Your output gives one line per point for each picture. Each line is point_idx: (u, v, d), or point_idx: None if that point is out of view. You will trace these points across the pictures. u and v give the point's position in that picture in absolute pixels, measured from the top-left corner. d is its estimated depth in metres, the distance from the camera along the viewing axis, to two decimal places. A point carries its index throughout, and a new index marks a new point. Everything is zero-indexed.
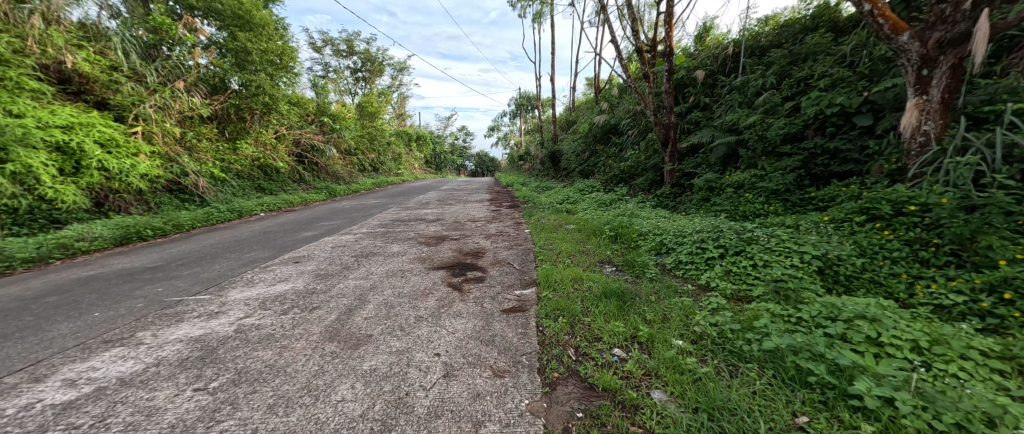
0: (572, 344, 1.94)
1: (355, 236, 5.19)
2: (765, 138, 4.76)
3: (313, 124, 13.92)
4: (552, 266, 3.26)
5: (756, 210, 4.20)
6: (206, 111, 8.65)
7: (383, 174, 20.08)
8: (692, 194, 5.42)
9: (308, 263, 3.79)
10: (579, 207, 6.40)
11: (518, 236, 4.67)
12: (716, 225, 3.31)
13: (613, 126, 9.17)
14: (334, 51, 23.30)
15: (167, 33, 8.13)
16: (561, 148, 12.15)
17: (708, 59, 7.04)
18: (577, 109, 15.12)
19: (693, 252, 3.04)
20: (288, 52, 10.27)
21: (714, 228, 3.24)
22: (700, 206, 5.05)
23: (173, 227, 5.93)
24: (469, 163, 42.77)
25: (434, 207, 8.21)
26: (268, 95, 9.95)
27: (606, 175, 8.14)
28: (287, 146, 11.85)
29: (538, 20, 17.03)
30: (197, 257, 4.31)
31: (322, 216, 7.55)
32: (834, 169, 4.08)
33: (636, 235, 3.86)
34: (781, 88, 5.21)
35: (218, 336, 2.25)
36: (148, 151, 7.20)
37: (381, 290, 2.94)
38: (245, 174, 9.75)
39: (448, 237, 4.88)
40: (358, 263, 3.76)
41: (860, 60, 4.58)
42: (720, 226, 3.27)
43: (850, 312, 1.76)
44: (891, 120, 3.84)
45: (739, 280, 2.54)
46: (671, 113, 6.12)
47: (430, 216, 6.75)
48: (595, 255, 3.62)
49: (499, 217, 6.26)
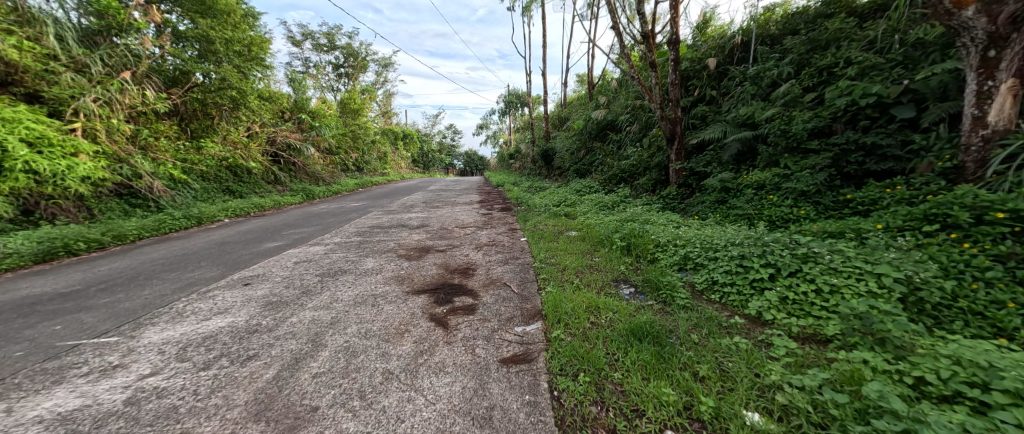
0: (605, 424, 1.36)
1: (326, 247, 4.52)
2: (788, 133, 4.26)
3: (289, 121, 13.05)
4: (559, 289, 2.67)
5: (784, 214, 3.69)
6: (162, 105, 7.84)
7: (367, 174, 19.25)
8: (705, 196, 4.91)
9: (259, 286, 3.11)
10: (578, 210, 5.83)
11: (513, 246, 4.08)
12: (753, 235, 2.76)
13: (610, 123, 8.63)
14: (314, 45, 22.29)
15: (115, 18, 7.23)
16: (554, 146, 11.59)
17: (712, 49, 6.55)
18: (568, 106, 14.60)
19: (731, 271, 2.49)
20: (257, 43, 9.43)
21: (753, 240, 2.69)
22: (715, 209, 4.54)
23: (113, 239, 5.13)
24: (458, 162, 41.98)
25: (419, 210, 7.56)
26: (237, 89, 9.10)
27: (604, 175, 7.61)
28: (260, 145, 10.99)
29: (527, 14, 16.51)
30: (129, 278, 3.56)
31: (294, 222, 6.79)
32: (871, 167, 3.61)
33: (654, 246, 3.30)
34: (800, 78, 4.73)
35: (97, 412, 1.58)
36: (91, 151, 6.33)
37: (343, 327, 2.29)
38: (211, 175, 8.91)
39: (434, 248, 4.24)
40: (321, 285, 3.10)
41: (891, 46, 4.12)
42: (758, 237, 2.73)
43: (1011, 381, 1.22)
44: (939, 111, 3.36)
45: (801, 314, 2.00)
46: (678, 106, 5.60)
47: (414, 221, 6.10)
48: (607, 272, 3.04)
49: (491, 222, 5.66)
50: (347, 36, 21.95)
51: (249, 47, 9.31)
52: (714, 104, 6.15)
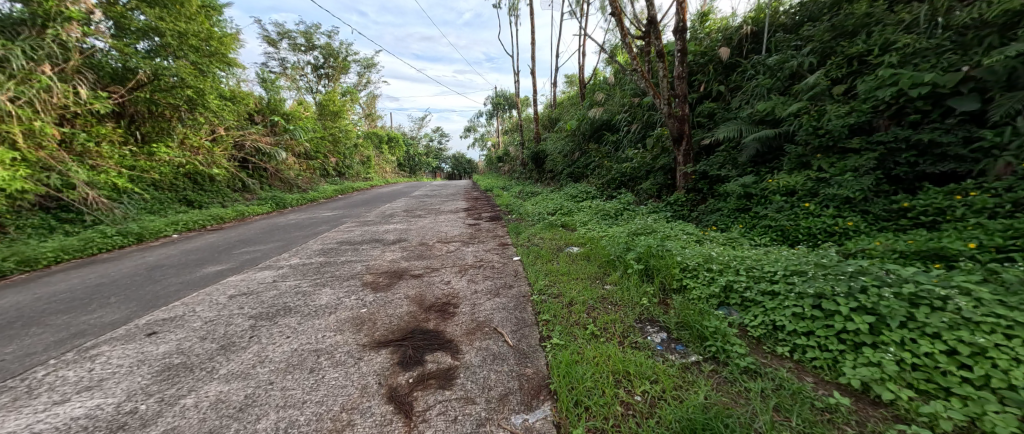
0: None
1: (278, 271, 3.73)
2: (820, 130, 3.71)
3: (260, 124, 12.11)
4: (569, 341, 1.98)
5: (827, 227, 3.10)
6: (100, 105, 6.86)
7: (347, 179, 18.32)
8: (722, 204, 4.33)
9: (165, 338, 2.32)
10: (576, 219, 5.19)
11: (505, 268, 3.41)
12: (822, 262, 2.08)
13: (606, 123, 8.05)
14: (291, 45, 21.24)
15: (41, 5, 6.23)
16: (545, 148, 10.98)
17: (718, 40, 6.02)
18: (558, 107, 14.02)
19: (803, 316, 1.82)
20: (217, 37, 8.52)
21: (824, 268, 2.01)
22: (737, 219, 3.94)
23: (17, 265, 4.21)
24: (445, 165, 41.20)
25: (399, 219, 6.81)
26: (194, 88, 8.17)
27: (602, 179, 7.00)
28: (225, 150, 10.07)
29: (515, 13, 15.93)
30: (2, 324, 2.70)
31: (251, 237, 5.93)
32: (927, 169, 3.06)
33: (681, 271, 2.63)
34: (825, 69, 4.20)
35: None
36: (8, 158, 5.39)
37: (257, 416, 1.54)
38: (164, 184, 7.97)
39: (409, 271, 3.50)
40: (250, 333, 2.32)
41: (935, 30, 3.59)
42: (829, 265, 2.06)
43: None
44: (1012, 102, 2.83)
45: (936, 391, 1.34)
46: (685, 103, 5.02)
47: (391, 235, 5.36)
48: (626, 309, 2.38)
49: (479, 234, 4.98)
50: (326, 36, 21.04)
51: (208, 42, 8.40)
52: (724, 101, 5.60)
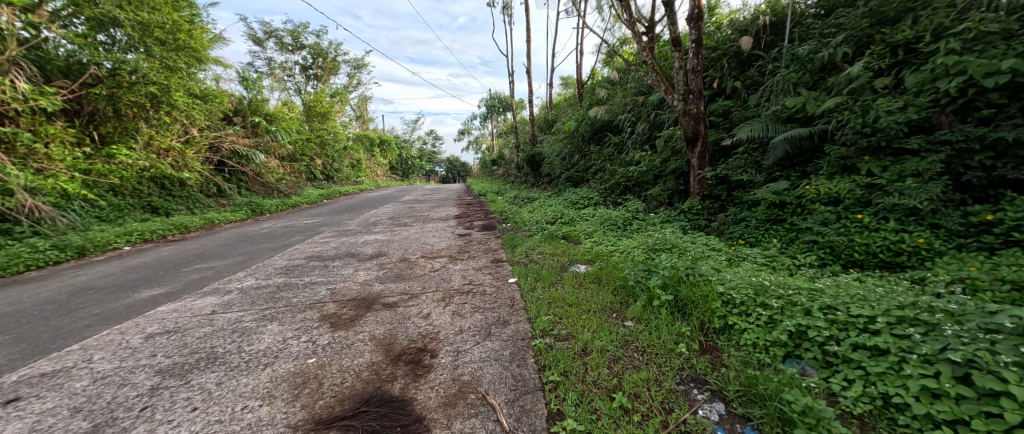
0: None
1: (223, 297, 3.08)
2: (868, 129, 3.17)
3: (239, 126, 11.41)
4: (591, 427, 1.37)
5: (891, 244, 2.55)
6: (43, 102, 6.11)
7: (336, 183, 17.60)
8: (748, 213, 3.78)
9: (24, 411, 1.66)
10: (580, 230, 4.62)
11: (500, 294, 2.81)
12: (946, 309, 1.50)
13: (608, 123, 7.52)
14: (277, 44, 20.53)
15: None
16: (542, 150, 10.43)
17: (732, 33, 5.52)
18: (555, 108, 13.49)
19: (940, 393, 1.23)
20: (185, 29, 7.85)
21: (957, 321, 1.42)
22: (770, 232, 3.38)
23: None
24: (439, 169, 40.51)
25: (382, 229, 6.17)
26: (158, 84, 7.48)
27: (605, 184, 6.45)
28: (198, 152, 9.36)
29: (509, 12, 15.47)
30: None
31: (211, 250, 5.23)
32: (1008, 175, 2.54)
33: (725, 307, 2.03)
34: (864, 60, 3.68)
35: None
36: None
37: None
38: (126, 189, 7.28)
39: (382, 298, 2.87)
40: (146, 402, 1.67)
41: (999, 12, 3.07)
42: (958, 314, 1.47)
43: None
44: None
45: None
46: (701, 99, 4.48)
47: (369, 248, 4.73)
48: (660, 361, 1.78)
49: (469, 247, 4.38)
50: (315, 35, 20.38)
51: (173, 34, 7.71)
52: (741, 98, 5.08)
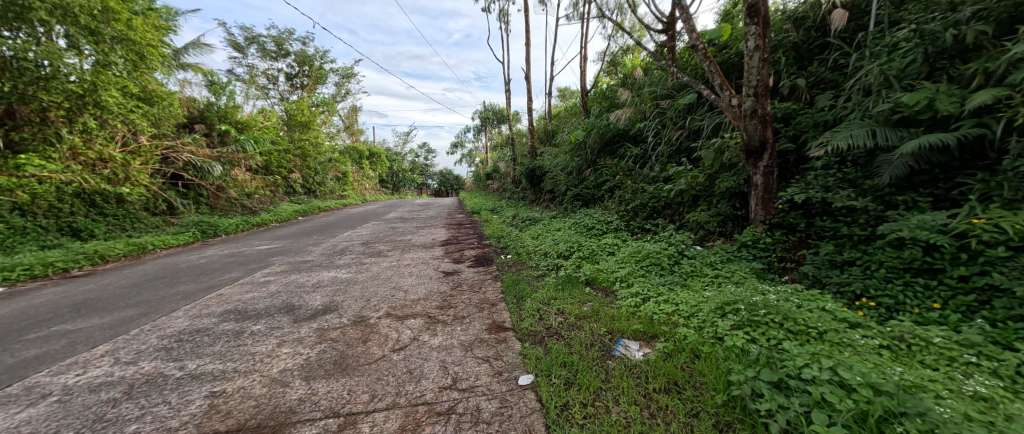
0: None
1: (14, 417, 1.74)
2: None
3: (199, 133, 10.13)
4: None
5: None
6: None
7: (319, 197, 16.29)
8: (863, 254, 2.59)
9: None
10: (608, 270, 3.40)
11: (508, 420, 1.54)
12: None
13: (624, 133, 6.41)
14: (260, 51, 19.41)
15: None
16: (543, 163, 9.30)
17: (784, 21, 4.47)
18: (556, 118, 12.47)
19: None
20: (124, 19, 6.67)
21: None
22: (919, 291, 2.19)
23: None
24: (432, 182, 39.40)
25: (349, 260, 4.87)
26: (81, 82, 6.25)
27: (627, 204, 5.26)
28: (147, 164, 8.08)
29: (505, 19, 14.64)
30: None
31: (104, 294, 3.83)
32: None
33: None
34: (1017, 39, 2.59)
35: None
36: None
37: None
38: (38, 207, 5.88)
39: (293, 427, 1.57)
40: None
41: None
42: None
43: None
44: None
45: None
46: (769, 97, 3.38)
47: (320, 295, 3.43)
48: None
49: (457, 298, 3.12)
50: (300, 42, 19.32)
51: (107, 23, 6.51)
52: (806, 99, 3.99)
